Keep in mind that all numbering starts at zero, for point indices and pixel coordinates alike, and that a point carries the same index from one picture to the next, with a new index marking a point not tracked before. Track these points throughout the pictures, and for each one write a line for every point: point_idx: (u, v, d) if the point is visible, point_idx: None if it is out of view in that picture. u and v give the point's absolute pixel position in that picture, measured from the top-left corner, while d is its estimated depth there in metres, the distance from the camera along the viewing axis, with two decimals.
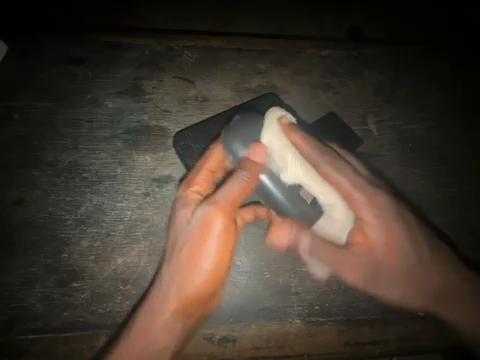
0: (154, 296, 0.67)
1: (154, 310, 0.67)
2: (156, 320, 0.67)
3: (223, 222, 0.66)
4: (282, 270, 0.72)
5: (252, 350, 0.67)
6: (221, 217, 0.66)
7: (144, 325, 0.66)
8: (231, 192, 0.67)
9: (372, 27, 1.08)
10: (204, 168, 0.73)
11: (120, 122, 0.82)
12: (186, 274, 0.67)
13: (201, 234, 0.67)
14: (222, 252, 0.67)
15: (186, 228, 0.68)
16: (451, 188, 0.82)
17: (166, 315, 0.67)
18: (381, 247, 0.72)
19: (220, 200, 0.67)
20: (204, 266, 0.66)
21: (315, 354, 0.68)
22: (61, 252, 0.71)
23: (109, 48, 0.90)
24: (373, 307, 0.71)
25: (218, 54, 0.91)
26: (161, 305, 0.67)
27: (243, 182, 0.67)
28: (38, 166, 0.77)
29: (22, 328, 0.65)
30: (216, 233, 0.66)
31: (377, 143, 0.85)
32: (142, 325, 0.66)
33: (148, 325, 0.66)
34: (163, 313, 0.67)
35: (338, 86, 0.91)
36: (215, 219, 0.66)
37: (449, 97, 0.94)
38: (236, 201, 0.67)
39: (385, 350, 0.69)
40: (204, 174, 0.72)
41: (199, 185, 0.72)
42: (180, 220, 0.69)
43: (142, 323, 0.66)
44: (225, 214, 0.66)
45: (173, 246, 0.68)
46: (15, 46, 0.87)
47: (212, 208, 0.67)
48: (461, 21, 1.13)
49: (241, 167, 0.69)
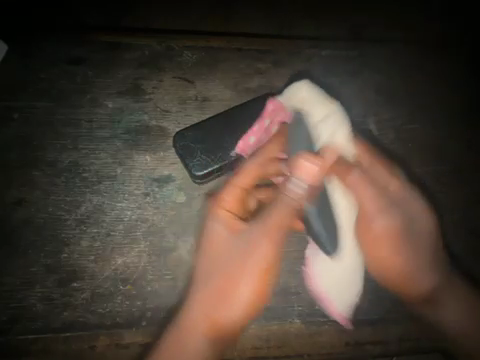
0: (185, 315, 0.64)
1: (179, 335, 0.63)
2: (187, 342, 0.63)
3: (269, 248, 0.60)
4: (282, 270, 0.71)
5: (251, 350, 0.67)
6: (268, 243, 0.60)
7: (176, 347, 0.63)
8: (281, 216, 0.59)
9: (372, 26, 1.08)
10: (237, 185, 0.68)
11: (120, 122, 0.82)
12: (221, 302, 0.63)
13: (243, 262, 0.61)
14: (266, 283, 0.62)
15: (227, 250, 0.63)
16: (450, 189, 0.83)
17: (194, 336, 0.63)
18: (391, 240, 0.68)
19: (268, 223, 0.60)
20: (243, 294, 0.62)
21: (315, 354, 0.69)
22: (61, 252, 0.71)
23: (109, 48, 0.90)
24: (374, 307, 0.71)
25: (218, 55, 0.91)
26: (193, 325, 0.63)
27: (289, 208, 0.59)
28: (38, 166, 0.77)
29: (23, 328, 0.65)
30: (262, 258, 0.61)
31: (376, 144, 0.85)
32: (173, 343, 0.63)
33: (179, 348, 0.63)
34: (185, 342, 0.63)
35: (338, 85, 0.91)
36: (259, 245, 0.61)
37: (449, 97, 0.94)
38: (283, 227, 0.60)
39: (384, 350, 0.70)
40: (235, 190, 0.68)
41: (227, 203, 0.67)
42: (218, 241, 0.65)
43: (173, 341, 0.63)
44: (270, 237, 0.60)
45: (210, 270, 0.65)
46: (15, 47, 0.88)
47: (258, 231, 0.61)
48: (462, 20, 1.12)
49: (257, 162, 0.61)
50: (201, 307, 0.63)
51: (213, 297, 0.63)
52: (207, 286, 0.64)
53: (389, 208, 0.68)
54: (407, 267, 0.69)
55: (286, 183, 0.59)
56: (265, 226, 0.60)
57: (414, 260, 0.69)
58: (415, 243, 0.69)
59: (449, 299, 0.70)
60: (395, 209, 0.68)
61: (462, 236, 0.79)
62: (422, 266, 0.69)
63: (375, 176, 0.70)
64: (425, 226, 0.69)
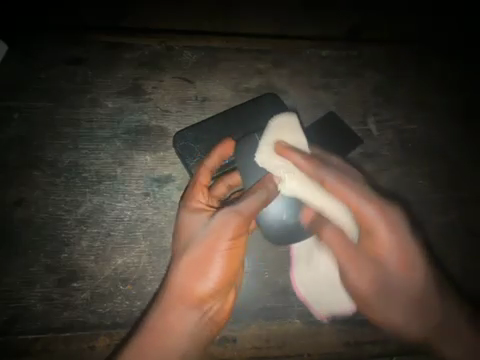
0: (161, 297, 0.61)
1: (159, 315, 0.60)
2: (170, 326, 0.60)
3: (239, 223, 0.61)
4: (283, 270, 0.70)
5: (251, 350, 0.67)
6: (239, 222, 0.61)
7: (157, 329, 0.60)
8: (253, 204, 0.62)
9: (372, 26, 1.08)
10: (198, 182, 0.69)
11: (120, 122, 0.82)
12: (196, 283, 0.61)
13: (214, 240, 0.61)
14: (235, 256, 0.62)
15: (196, 232, 0.62)
16: (448, 189, 0.83)
17: (175, 322, 0.60)
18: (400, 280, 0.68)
19: (240, 208, 0.61)
20: (217, 267, 0.61)
21: (315, 354, 0.68)
22: (61, 252, 0.71)
23: (109, 47, 0.90)
24: (375, 307, 0.70)
25: (218, 54, 0.91)
26: (172, 307, 0.60)
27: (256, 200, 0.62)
28: (38, 166, 0.77)
29: (22, 328, 0.65)
30: (232, 233, 0.61)
31: (376, 144, 0.85)
32: (155, 330, 0.60)
33: (161, 331, 0.60)
34: (166, 324, 0.60)
35: (338, 86, 0.91)
36: (230, 225, 0.61)
37: (449, 97, 0.94)
38: (251, 211, 0.62)
39: (384, 350, 0.69)
40: (199, 188, 0.68)
41: (200, 197, 0.67)
42: (189, 224, 0.64)
43: (157, 327, 0.60)
44: (242, 218, 0.61)
45: (179, 254, 0.62)
46: (15, 46, 0.87)
47: (230, 213, 0.61)
48: (462, 20, 1.12)
49: (251, 189, 0.64)
50: (176, 284, 0.60)
51: (187, 279, 0.61)
52: (181, 266, 0.61)
53: (408, 258, 0.65)
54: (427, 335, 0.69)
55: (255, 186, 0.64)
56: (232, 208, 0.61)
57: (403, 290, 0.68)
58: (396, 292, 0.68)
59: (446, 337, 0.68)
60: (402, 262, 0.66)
61: (460, 236, 0.80)
62: (423, 315, 0.68)
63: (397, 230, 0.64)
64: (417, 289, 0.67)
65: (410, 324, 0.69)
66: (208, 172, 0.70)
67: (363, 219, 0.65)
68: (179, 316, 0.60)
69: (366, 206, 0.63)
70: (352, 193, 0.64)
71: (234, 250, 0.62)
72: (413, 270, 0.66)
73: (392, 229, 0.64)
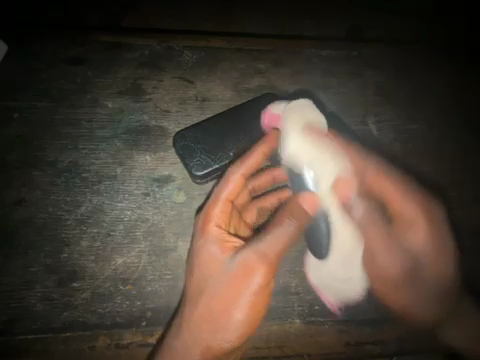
0: (179, 326, 0.60)
1: (174, 345, 0.59)
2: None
3: (264, 275, 0.58)
4: (282, 270, 0.71)
5: (252, 350, 0.67)
6: (262, 266, 0.57)
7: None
8: (277, 239, 0.58)
9: (372, 26, 1.08)
10: (224, 199, 0.65)
11: (120, 122, 0.82)
12: (215, 329, 0.59)
13: (235, 283, 0.58)
14: (256, 305, 0.59)
15: (219, 270, 0.59)
16: (449, 190, 0.83)
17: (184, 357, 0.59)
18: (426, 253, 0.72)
19: (262, 247, 0.58)
20: (239, 313, 0.58)
21: (315, 354, 0.68)
22: (61, 252, 0.71)
23: (109, 47, 0.90)
24: (374, 307, 0.71)
25: (218, 54, 0.91)
26: (190, 342, 0.59)
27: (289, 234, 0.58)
28: (38, 166, 0.77)
29: (22, 328, 0.65)
30: (256, 284, 0.58)
31: (377, 144, 0.85)
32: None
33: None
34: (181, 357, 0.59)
35: (337, 86, 0.91)
36: (254, 266, 0.58)
37: (449, 98, 0.94)
38: (277, 253, 0.58)
39: (384, 350, 0.69)
40: (222, 204, 0.65)
41: (216, 219, 0.65)
42: (206, 260, 0.61)
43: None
44: (269, 266, 0.57)
45: (200, 290, 0.60)
46: (15, 46, 0.87)
47: (253, 255, 0.58)
48: (461, 21, 1.12)
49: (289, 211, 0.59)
50: (193, 317, 0.60)
51: (206, 319, 0.59)
52: (199, 303, 0.60)
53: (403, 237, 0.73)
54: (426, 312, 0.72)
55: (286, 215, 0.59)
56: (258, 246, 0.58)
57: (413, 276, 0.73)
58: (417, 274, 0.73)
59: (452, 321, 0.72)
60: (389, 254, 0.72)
61: (462, 236, 0.79)
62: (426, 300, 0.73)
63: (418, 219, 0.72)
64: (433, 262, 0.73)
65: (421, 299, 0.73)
66: (240, 182, 0.66)
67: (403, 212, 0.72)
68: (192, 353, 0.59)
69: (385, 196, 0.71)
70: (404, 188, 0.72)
71: (256, 296, 0.58)
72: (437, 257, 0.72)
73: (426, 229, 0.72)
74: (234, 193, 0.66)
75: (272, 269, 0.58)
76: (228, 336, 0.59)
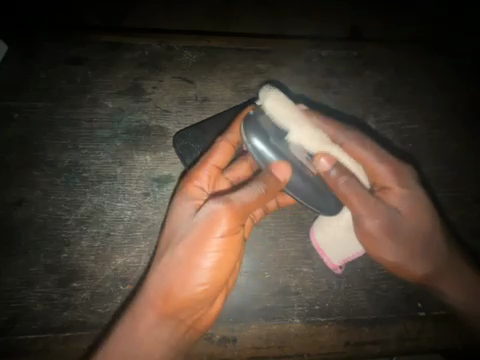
0: (145, 299, 0.58)
1: (140, 317, 0.58)
2: (146, 332, 0.59)
3: (230, 228, 0.57)
4: (282, 270, 0.72)
5: (251, 350, 0.67)
6: (226, 221, 0.57)
7: (134, 330, 0.58)
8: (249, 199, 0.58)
9: (372, 26, 1.09)
10: (208, 165, 0.66)
11: (120, 122, 0.82)
12: (185, 267, 0.57)
13: (204, 234, 0.57)
14: (226, 259, 0.59)
15: (183, 226, 0.59)
16: (449, 189, 0.83)
17: (151, 326, 0.59)
18: (408, 217, 0.66)
19: (233, 200, 0.58)
20: (205, 272, 0.58)
21: (315, 354, 0.69)
22: (61, 252, 0.71)
23: (109, 47, 0.90)
24: (373, 307, 0.71)
25: (217, 54, 0.91)
26: (154, 314, 0.58)
27: (258, 193, 0.58)
28: (38, 166, 0.77)
29: (22, 328, 0.65)
30: (220, 239, 0.57)
31: (376, 144, 0.85)
32: (134, 331, 0.58)
33: (141, 330, 0.58)
34: (151, 328, 0.59)
35: (337, 86, 0.91)
36: (220, 223, 0.57)
37: (449, 97, 0.94)
38: (246, 210, 0.58)
39: (384, 349, 0.69)
40: (211, 170, 0.66)
41: (201, 181, 0.65)
42: (179, 215, 0.61)
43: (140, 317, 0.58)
44: (234, 217, 0.57)
45: (167, 245, 0.60)
46: (15, 46, 0.87)
47: (222, 207, 0.57)
48: (461, 21, 1.12)
49: (261, 176, 0.60)
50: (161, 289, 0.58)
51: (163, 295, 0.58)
52: (167, 270, 0.58)
53: (420, 211, 0.66)
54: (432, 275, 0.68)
55: (265, 174, 0.59)
56: (225, 198, 0.58)
57: (410, 254, 0.66)
58: (406, 237, 0.66)
59: (456, 285, 0.68)
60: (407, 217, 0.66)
61: (463, 235, 0.79)
62: (438, 271, 0.67)
63: (407, 196, 0.67)
64: (423, 237, 0.66)
65: (421, 267, 0.67)
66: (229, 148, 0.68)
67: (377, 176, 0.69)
68: (165, 323, 0.59)
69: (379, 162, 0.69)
70: (377, 156, 0.69)
71: (228, 242, 0.58)
72: (424, 220, 0.66)
73: (400, 192, 0.67)
74: (223, 161, 0.68)
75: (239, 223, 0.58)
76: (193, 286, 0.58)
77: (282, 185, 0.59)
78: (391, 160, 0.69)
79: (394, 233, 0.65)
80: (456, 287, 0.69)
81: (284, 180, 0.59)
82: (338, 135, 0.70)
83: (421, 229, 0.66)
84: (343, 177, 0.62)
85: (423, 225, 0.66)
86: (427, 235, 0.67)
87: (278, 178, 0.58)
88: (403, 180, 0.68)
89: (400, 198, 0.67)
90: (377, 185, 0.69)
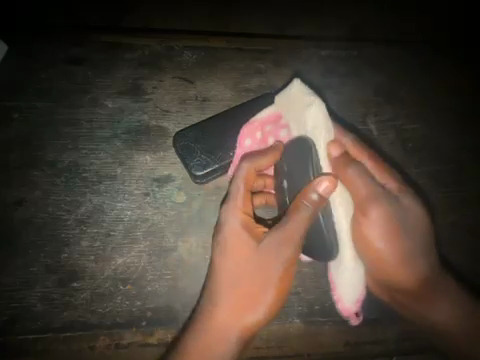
0: (208, 307, 0.60)
1: (204, 334, 0.59)
2: (209, 354, 0.59)
3: (291, 257, 0.57)
4: None
5: (252, 350, 0.67)
6: (294, 251, 0.57)
7: (201, 346, 0.59)
8: (303, 220, 0.55)
9: (372, 26, 1.09)
10: (245, 185, 0.62)
11: (120, 122, 0.82)
12: (257, 291, 0.58)
13: (290, 264, 0.57)
14: (282, 285, 0.58)
15: (251, 253, 0.58)
16: (449, 190, 0.83)
17: (219, 341, 0.59)
18: (411, 221, 0.65)
19: (291, 230, 0.56)
20: (271, 295, 0.58)
21: (316, 354, 0.68)
22: (61, 252, 0.71)
23: (109, 47, 0.90)
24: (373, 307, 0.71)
25: (217, 54, 0.91)
26: (219, 329, 0.59)
27: (309, 217, 0.55)
28: (38, 166, 0.77)
29: (22, 328, 0.65)
30: (282, 266, 0.57)
31: (376, 144, 0.85)
32: (195, 353, 0.59)
33: (203, 352, 0.59)
34: (214, 345, 0.59)
35: (337, 86, 0.91)
36: (289, 251, 0.57)
37: (449, 98, 0.94)
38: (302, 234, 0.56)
39: (384, 349, 0.69)
40: (244, 193, 0.62)
41: (242, 204, 0.62)
42: (233, 245, 0.59)
43: (202, 347, 0.59)
44: (295, 245, 0.57)
45: (231, 266, 0.59)
46: (15, 46, 0.87)
47: (281, 240, 0.57)
48: (461, 21, 1.12)
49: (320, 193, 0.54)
50: (228, 301, 0.59)
51: (235, 321, 0.58)
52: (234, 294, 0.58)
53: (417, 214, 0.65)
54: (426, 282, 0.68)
55: (308, 194, 0.55)
56: (282, 234, 0.57)
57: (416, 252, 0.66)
58: (410, 229, 0.65)
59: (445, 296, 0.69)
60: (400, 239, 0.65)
61: (462, 236, 0.80)
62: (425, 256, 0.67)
63: (410, 204, 0.65)
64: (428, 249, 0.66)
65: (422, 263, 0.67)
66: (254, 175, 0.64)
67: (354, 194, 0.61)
68: (230, 336, 0.59)
69: (359, 181, 0.60)
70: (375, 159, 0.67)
71: (285, 275, 0.58)
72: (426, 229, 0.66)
73: (400, 190, 0.66)
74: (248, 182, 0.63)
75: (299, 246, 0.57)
76: (263, 312, 0.58)
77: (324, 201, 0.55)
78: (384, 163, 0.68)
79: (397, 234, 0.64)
80: (450, 314, 0.69)
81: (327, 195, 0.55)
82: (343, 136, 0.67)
83: (422, 236, 0.66)
84: (310, 204, 0.55)
85: (421, 230, 0.66)
86: (420, 232, 0.66)
87: (322, 193, 0.54)
88: (402, 195, 0.66)
89: (398, 207, 0.64)
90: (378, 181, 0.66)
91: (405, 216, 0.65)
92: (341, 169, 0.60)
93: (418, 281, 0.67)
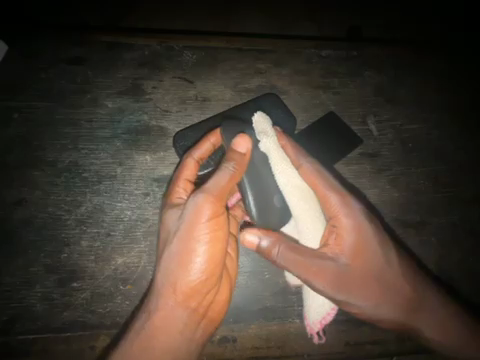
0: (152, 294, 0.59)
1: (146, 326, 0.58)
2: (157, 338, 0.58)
3: (214, 211, 0.56)
4: (283, 270, 0.71)
5: (251, 350, 0.67)
6: (211, 204, 0.55)
7: (145, 332, 0.58)
8: (222, 180, 0.57)
9: (372, 26, 1.09)
10: (181, 179, 0.68)
11: (120, 122, 0.82)
12: (182, 254, 0.56)
13: (196, 224, 0.56)
14: (217, 235, 0.57)
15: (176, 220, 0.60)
16: (449, 189, 0.83)
17: (163, 316, 0.58)
18: (357, 256, 0.61)
19: (209, 187, 0.56)
20: (202, 257, 0.57)
21: (315, 354, 0.68)
22: (61, 252, 0.71)
23: (109, 47, 0.90)
24: None
25: (218, 54, 0.91)
26: (163, 316, 0.59)
27: (230, 174, 0.58)
28: (38, 166, 0.77)
29: (22, 328, 0.65)
30: (208, 224, 0.56)
31: (375, 144, 0.85)
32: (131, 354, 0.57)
33: (149, 342, 0.58)
34: (158, 332, 0.58)
35: (337, 87, 0.91)
36: (205, 207, 0.55)
37: (449, 98, 0.94)
38: (224, 189, 0.57)
39: (384, 350, 0.69)
40: (182, 183, 0.68)
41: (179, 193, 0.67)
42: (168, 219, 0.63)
43: (158, 315, 0.58)
44: (216, 200, 0.56)
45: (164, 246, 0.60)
46: (15, 46, 0.87)
47: (201, 194, 0.55)
48: (460, 22, 1.12)
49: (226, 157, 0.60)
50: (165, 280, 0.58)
51: (167, 292, 0.58)
52: (168, 264, 0.58)
53: (363, 243, 0.61)
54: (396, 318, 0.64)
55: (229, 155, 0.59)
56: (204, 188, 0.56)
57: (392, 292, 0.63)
58: (377, 284, 0.62)
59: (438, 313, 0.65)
60: (376, 286, 0.61)
61: (460, 235, 0.79)
62: (379, 305, 0.62)
63: (350, 229, 0.60)
64: (381, 270, 0.62)
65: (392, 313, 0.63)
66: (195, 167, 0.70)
67: (327, 207, 0.62)
68: (173, 314, 0.59)
69: (328, 189, 0.61)
70: (325, 182, 0.61)
71: (216, 231, 0.57)
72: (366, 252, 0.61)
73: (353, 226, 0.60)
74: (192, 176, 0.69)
75: (221, 201, 0.56)
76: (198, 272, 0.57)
77: (247, 158, 0.60)
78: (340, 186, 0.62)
79: (348, 276, 0.63)
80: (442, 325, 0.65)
81: (248, 151, 0.60)
82: (299, 159, 0.63)
83: (382, 263, 0.62)
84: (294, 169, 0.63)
85: (373, 258, 0.61)
86: (379, 266, 0.62)
87: (242, 151, 0.60)
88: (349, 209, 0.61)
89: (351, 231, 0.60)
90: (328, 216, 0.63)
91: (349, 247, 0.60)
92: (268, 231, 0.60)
93: (394, 317, 0.63)
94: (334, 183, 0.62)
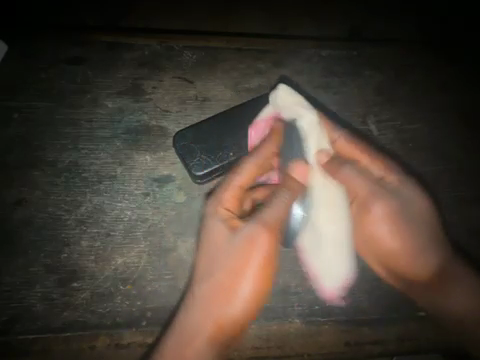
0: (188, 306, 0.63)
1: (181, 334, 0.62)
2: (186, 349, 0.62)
3: (268, 244, 0.62)
4: (282, 270, 0.71)
5: (252, 350, 0.67)
6: (267, 237, 0.62)
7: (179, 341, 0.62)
8: (279, 210, 0.64)
9: (372, 26, 1.09)
10: (238, 185, 0.68)
11: (120, 121, 0.82)
12: (230, 278, 0.63)
13: (248, 251, 0.62)
14: (266, 271, 0.63)
15: (224, 244, 0.64)
16: (450, 190, 0.83)
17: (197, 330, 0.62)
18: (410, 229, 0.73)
19: (268, 220, 0.63)
20: (248, 286, 0.62)
21: (315, 354, 0.69)
22: (61, 252, 0.71)
23: (109, 47, 0.90)
24: (374, 307, 0.71)
25: (218, 54, 0.91)
26: (194, 329, 0.62)
27: (285, 202, 0.65)
28: (38, 167, 0.77)
29: (22, 328, 0.65)
30: (261, 256, 0.62)
31: (376, 144, 0.85)
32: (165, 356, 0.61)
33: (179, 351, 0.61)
34: (188, 344, 0.62)
35: (338, 87, 0.91)
36: (259, 238, 0.62)
37: (450, 98, 0.94)
38: (278, 222, 0.63)
39: (384, 350, 0.69)
40: (236, 191, 0.68)
41: (226, 203, 0.67)
42: (211, 238, 0.65)
43: (189, 329, 0.62)
44: (270, 232, 0.62)
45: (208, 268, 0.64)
46: (15, 46, 0.87)
47: (258, 225, 0.63)
48: (461, 22, 1.12)
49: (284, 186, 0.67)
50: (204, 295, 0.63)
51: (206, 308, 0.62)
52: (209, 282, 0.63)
53: (399, 217, 0.74)
54: (447, 299, 0.71)
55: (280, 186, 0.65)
56: (260, 219, 0.63)
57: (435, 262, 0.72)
58: (427, 247, 0.72)
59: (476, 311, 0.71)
60: (417, 254, 0.73)
61: (462, 236, 0.79)
62: (441, 279, 0.72)
63: (391, 201, 0.74)
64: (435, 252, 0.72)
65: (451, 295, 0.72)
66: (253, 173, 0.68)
67: (358, 193, 0.74)
68: (203, 331, 0.62)
69: (360, 180, 0.73)
70: (367, 161, 0.76)
71: (263, 268, 0.62)
72: (421, 226, 0.73)
73: (396, 190, 0.75)
74: (247, 182, 0.68)
75: (276, 238, 0.63)
76: (240, 299, 0.62)
77: (297, 183, 0.69)
78: (381, 165, 0.76)
79: (403, 242, 0.74)
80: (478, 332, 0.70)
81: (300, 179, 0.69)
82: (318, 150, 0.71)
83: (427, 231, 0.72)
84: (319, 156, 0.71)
85: (428, 228, 0.72)
86: (430, 238, 0.72)
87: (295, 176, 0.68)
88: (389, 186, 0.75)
89: (387, 203, 0.74)
90: (358, 198, 0.75)
91: (404, 211, 0.74)
92: (335, 169, 0.72)
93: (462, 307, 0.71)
94: (375, 160, 0.76)
